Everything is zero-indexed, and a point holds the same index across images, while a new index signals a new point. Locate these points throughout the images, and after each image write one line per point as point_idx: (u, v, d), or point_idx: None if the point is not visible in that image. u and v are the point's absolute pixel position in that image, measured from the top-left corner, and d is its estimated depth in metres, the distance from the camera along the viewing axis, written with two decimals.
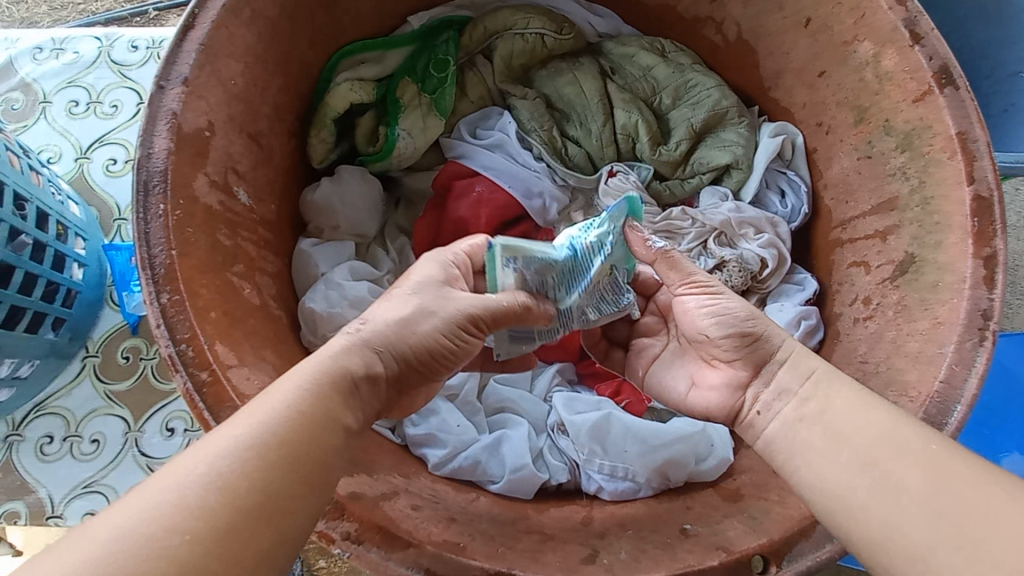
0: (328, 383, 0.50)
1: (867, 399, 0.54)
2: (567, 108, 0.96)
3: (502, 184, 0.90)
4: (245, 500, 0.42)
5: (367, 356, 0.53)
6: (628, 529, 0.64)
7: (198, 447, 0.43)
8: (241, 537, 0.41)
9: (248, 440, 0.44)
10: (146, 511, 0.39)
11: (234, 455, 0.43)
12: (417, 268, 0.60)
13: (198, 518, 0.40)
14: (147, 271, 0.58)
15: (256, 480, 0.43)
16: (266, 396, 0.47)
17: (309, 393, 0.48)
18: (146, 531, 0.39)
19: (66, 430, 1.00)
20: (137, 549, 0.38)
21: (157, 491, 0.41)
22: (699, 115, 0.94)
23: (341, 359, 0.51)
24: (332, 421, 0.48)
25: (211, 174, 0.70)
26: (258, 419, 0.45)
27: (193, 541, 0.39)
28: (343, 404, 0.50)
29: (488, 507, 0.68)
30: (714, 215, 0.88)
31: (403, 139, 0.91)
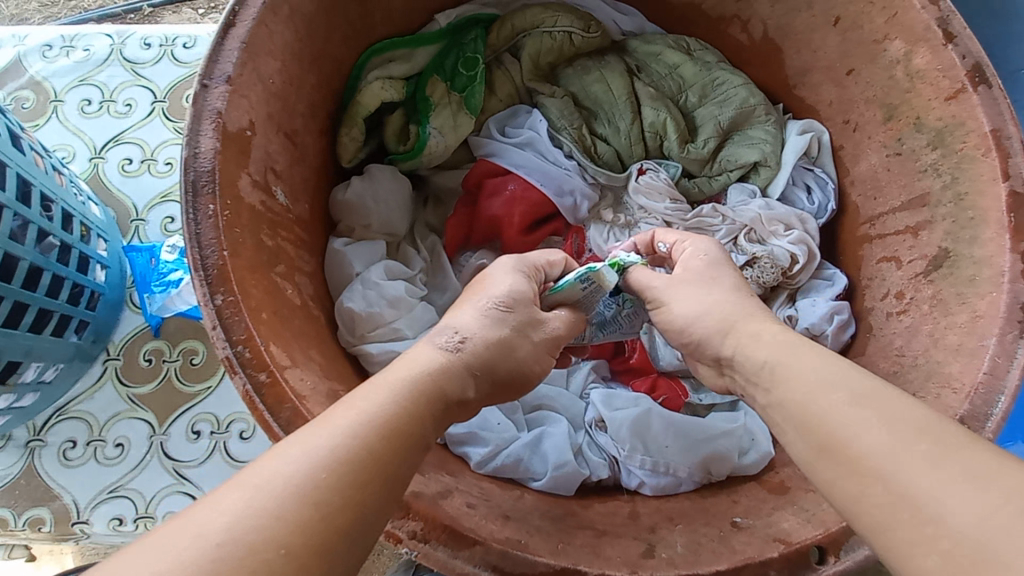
0: (423, 400, 0.48)
1: (830, 376, 0.50)
2: (594, 106, 0.97)
3: (534, 182, 0.90)
4: (343, 520, 0.39)
5: (458, 372, 0.52)
6: (679, 523, 0.64)
7: (294, 450, 0.41)
8: (335, 557, 0.38)
9: (346, 455, 0.41)
10: (243, 519, 0.36)
11: (333, 468, 0.40)
12: (497, 279, 0.61)
13: (301, 534, 0.37)
14: (200, 273, 0.58)
15: (353, 496, 0.40)
16: (366, 406, 0.45)
17: (405, 407, 0.47)
18: (248, 540, 0.36)
19: (89, 434, 0.98)
20: (235, 561, 0.35)
21: (255, 497, 0.38)
22: (726, 113, 0.94)
23: (435, 375, 0.50)
24: (423, 442, 0.47)
25: (253, 173, 0.69)
26: (358, 431, 0.43)
27: (287, 558, 0.36)
28: (437, 422, 0.49)
29: (536, 504, 0.68)
30: (745, 212, 0.89)
31: (434, 138, 0.90)
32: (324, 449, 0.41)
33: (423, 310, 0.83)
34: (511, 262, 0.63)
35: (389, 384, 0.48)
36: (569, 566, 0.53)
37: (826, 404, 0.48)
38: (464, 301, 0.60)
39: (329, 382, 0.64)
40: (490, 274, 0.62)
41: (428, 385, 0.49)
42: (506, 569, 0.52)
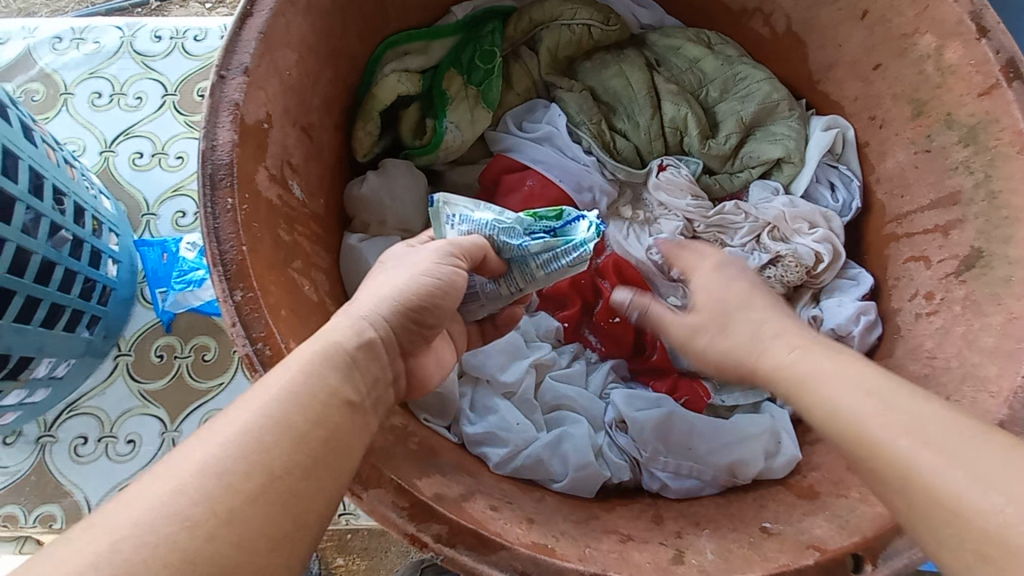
0: (320, 360, 0.49)
1: (859, 387, 0.48)
2: (613, 101, 0.95)
3: (553, 178, 0.88)
4: (247, 486, 0.40)
5: (357, 328, 0.53)
6: (706, 528, 0.63)
7: (211, 429, 0.43)
8: (246, 522, 0.39)
9: (245, 430, 0.42)
10: (173, 488, 0.39)
11: (232, 442, 0.42)
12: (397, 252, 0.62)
13: (224, 497, 0.39)
14: (219, 268, 0.56)
15: (254, 462, 0.41)
16: (263, 381, 0.46)
17: (322, 371, 0.48)
18: (151, 522, 0.37)
19: (100, 431, 0.97)
20: (145, 541, 0.37)
21: (183, 469, 0.40)
22: (748, 108, 0.92)
23: (329, 334, 0.51)
24: (327, 397, 0.47)
25: (270, 167, 0.68)
26: (254, 404, 0.44)
27: (191, 530, 0.38)
28: (355, 382, 0.50)
29: (558, 507, 0.66)
30: (768, 209, 0.87)
31: (451, 133, 0.89)
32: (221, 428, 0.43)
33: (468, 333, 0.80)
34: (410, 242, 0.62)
35: (299, 352, 0.49)
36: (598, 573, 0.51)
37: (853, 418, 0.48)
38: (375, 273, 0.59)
39: None
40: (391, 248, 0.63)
41: (337, 347, 0.50)
42: None
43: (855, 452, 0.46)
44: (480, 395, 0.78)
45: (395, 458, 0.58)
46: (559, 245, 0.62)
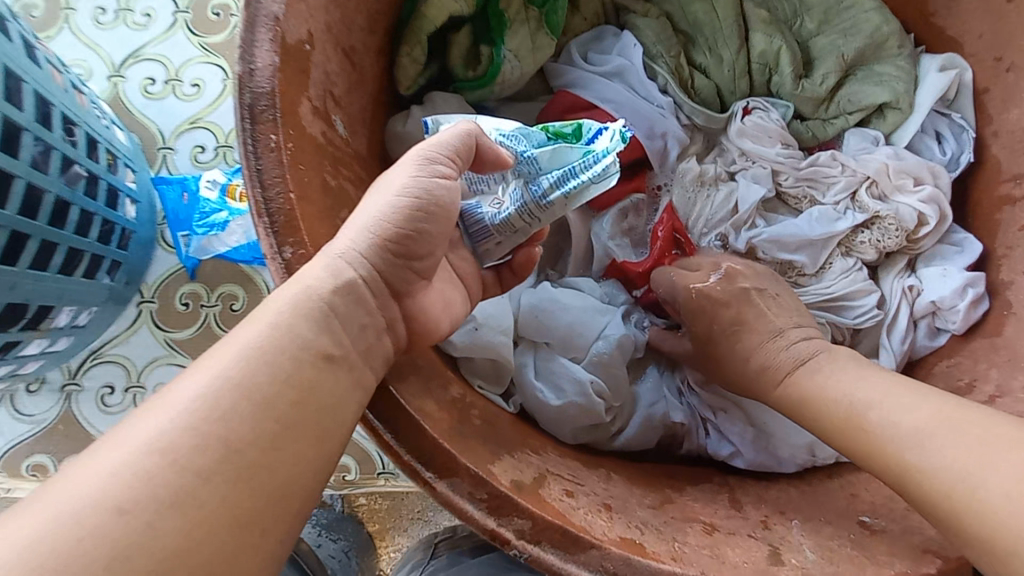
0: (291, 309, 0.43)
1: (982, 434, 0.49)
2: (693, 30, 0.82)
3: (624, 120, 0.76)
4: (201, 460, 0.36)
5: (333, 263, 0.46)
6: (794, 518, 0.58)
7: (161, 400, 0.38)
8: (198, 502, 0.35)
9: (210, 397, 0.38)
10: (126, 458, 0.35)
11: (188, 411, 0.37)
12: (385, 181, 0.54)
13: (182, 468, 0.36)
14: (263, 219, 0.48)
15: (209, 433, 0.37)
16: (234, 338, 0.42)
17: (297, 330, 0.42)
18: (92, 504, 0.33)
19: (128, 380, 0.93)
20: (83, 524, 0.33)
21: (143, 436, 0.36)
22: (852, 44, 0.80)
23: (303, 274, 0.45)
24: (300, 352, 0.42)
25: (313, 99, 0.58)
26: (218, 366, 0.40)
27: (133, 511, 0.34)
28: (335, 339, 0.44)
29: (630, 487, 0.61)
30: (869, 162, 0.76)
31: (509, 63, 0.77)
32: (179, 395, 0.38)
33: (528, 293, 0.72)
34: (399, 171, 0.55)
35: (266, 307, 0.43)
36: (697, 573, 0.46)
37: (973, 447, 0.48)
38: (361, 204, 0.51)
39: None
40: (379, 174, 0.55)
41: (313, 296, 0.44)
42: None
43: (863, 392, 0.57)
44: (541, 360, 0.71)
45: (463, 438, 0.52)
46: (563, 176, 0.53)
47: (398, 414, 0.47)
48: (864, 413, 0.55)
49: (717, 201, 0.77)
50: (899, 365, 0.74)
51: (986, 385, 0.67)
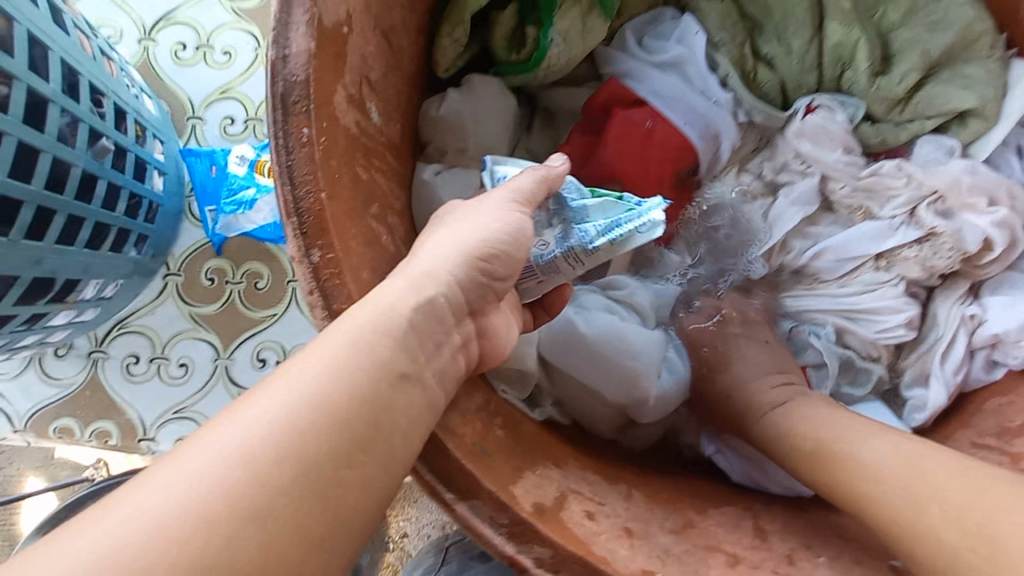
0: (374, 326, 0.41)
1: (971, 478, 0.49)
2: (760, 14, 0.74)
3: (675, 117, 0.71)
4: (276, 478, 0.33)
5: (418, 279, 0.45)
6: (821, 553, 0.55)
7: (238, 411, 0.36)
8: (270, 523, 0.33)
9: (289, 411, 0.36)
10: (195, 478, 0.32)
11: (268, 424, 0.35)
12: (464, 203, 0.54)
13: (256, 493, 0.33)
14: (293, 219, 0.46)
15: (286, 449, 0.34)
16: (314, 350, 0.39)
17: (378, 353, 0.40)
18: (161, 518, 0.31)
19: (152, 351, 0.93)
20: (152, 540, 0.30)
21: (211, 455, 0.33)
22: (939, 39, 0.71)
23: (387, 293, 0.43)
24: (381, 370, 0.39)
25: (348, 86, 0.54)
26: (299, 378, 0.37)
27: (204, 529, 0.31)
28: (411, 360, 0.41)
29: (653, 508, 0.58)
30: (941, 175, 0.70)
31: (556, 46, 0.71)
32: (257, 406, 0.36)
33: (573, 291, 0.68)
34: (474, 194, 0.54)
35: (342, 324, 0.40)
36: None
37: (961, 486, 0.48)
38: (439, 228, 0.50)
39: None
40: (449, 202, 0.56)
41: (392, 312, 0.42)
42: None
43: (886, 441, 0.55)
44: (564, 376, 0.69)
45: (487, 454, 0.50)
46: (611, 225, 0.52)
47: None
48: (857, 453, 0.54)
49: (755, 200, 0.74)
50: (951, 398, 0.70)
51: None
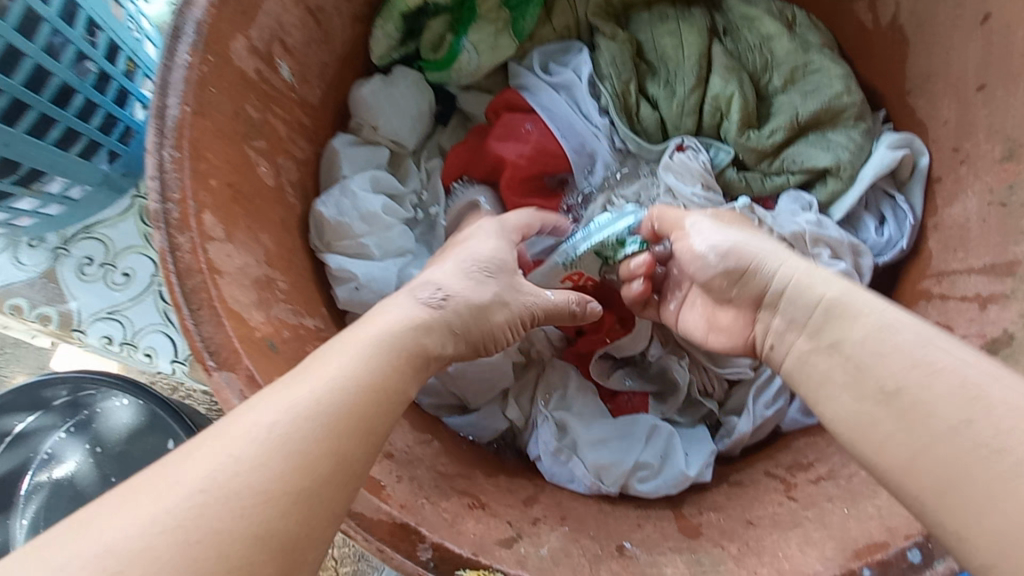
0: (404, 356, 0.48)
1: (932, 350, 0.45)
2: (658, 62, 0.84)
3: (555, 131, 0.81)
4: (300, 484, 0.38)
5: (438, 332, 0.52)
6: (567, 524, 0.59)
7: (257, 417, 0.40)
8: (291, 526, 0.37)
9: (313, 423, 0.40)
10: (229, 467, 0.37)
11: (295, 432, 0.39)
12: (480, 242, 0.63)
13: (277, 514, 0.36)
14: (157, 122, 0.58)
15: (308, 458, 0.39)
16: (337, 360, 0.45)
17: (381, 358, 0.46)
18: (213, 523, 0.35)
19: (104, 257, 1.07)
20: (197, 538, 0.34)
21: (232, 447, 0.38)
22: (810, 106, 0.79)
23: (414, 329, 0.50)
24: (399, 395, 0.46)
25: (253, 39, 0.66)
26: (322, 392, 0.42)
27: (247, 534, 0.35)
28: (408, 369, 0.48)
29: (438, 455, 0.66)
30: (787, 223, 0.75)
31: (466, 53, 0.82)
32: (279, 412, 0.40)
33: (400, 233, 0.78)
34: (495, 227, 0.66)
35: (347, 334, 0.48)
36: (410, 523, 0.50)
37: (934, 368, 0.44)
38: (450, 258, 0.60)
39: (265, 270, 0.63)
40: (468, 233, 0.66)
41: (403, 339, 0.49)
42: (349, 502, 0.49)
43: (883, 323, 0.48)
44: None
45: (272, 353, 0.57)
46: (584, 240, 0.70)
47: (209, 310, 0.53)
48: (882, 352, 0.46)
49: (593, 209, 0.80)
50: (761, 432, 0.73)
51: (823, 466, 0.63)
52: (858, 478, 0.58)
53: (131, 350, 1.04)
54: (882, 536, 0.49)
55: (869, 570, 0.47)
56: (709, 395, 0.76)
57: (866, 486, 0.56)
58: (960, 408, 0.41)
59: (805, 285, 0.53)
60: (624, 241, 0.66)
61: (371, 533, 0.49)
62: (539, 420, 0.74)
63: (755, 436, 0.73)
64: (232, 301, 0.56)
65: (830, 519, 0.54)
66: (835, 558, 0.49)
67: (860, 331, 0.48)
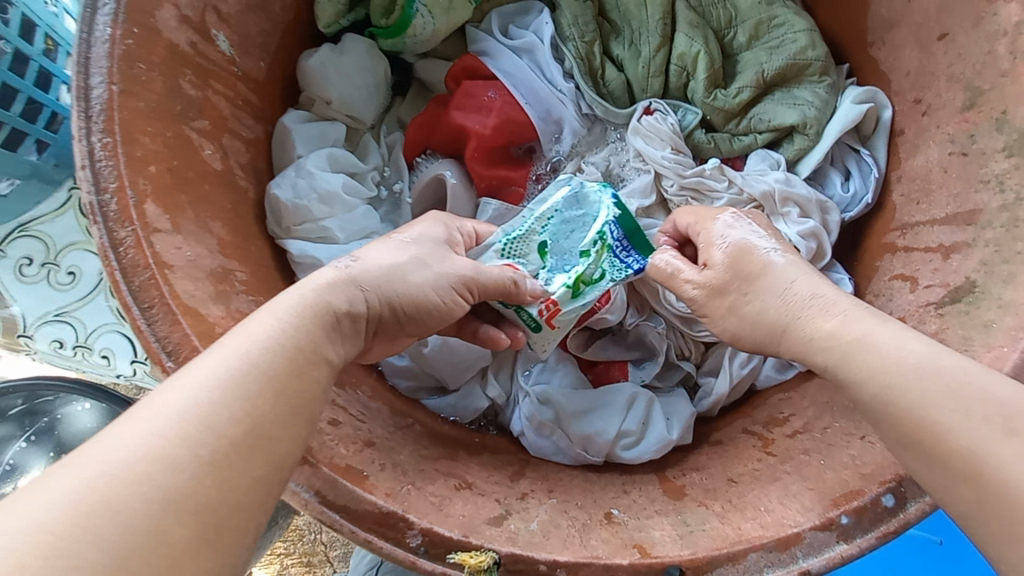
0: (311, 315, 0.46)
1: (921, 397, 0.43)
2: (621, 21, 0.81)
3: (518, 98, 0.78)
4: (187, 457, 0.36)
5: (352, 293, 0.50)
6: (554, 496, 0.59)
7: (145, 406, 0.38)
8: (175, 512, 0.34)
9: (205, 400, 0.38)
10: (126, 443, 0.35)
11: (182, 412, 0.37)
12: (411, 223, 0.60)
13: (160, 494, 0.34)
14: (82, 104, 0.53)
15: (198, 436, 0.37)
16: (241, 337, 0.43)
17: (289, 324, 0.45)
18: (81, 509, 0.32)
19: (45, 257, 0.98)
20: (59, 529, 0.31)
21: (124, 426, 0.36)
22: (774, 62, 0.78)
23: (324, 292, 0.48)
24: (304, 361, 0.44)
25: (182, 7, 0.60)
26: (216, 370, 0.40)
27: (121, 522, 0.32)
28: (321, 333, 0.46)
29: (419, 438, 0.64)
30: (758, 183, 0.74)
31: (420, 17, 0.77)
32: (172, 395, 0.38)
33: (363, 212, 0.75)
34: (438, 216, 0.61)
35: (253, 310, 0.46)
36: (396, 511, 0.48)
37: (918, 408, 0.43)
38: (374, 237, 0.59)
39: (220, 261, 0.59)
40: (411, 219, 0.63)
41: (310, 305, 0.47)
42: (331, 497, 0.48)
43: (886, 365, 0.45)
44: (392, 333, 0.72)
45: None
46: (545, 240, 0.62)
47: (161, 307, 0.50)
48: (885, 391, 0.45)
49: (563, 179, 0.78)
50: (737, 391, 0.74)
51: (798, 420, 0.64)
52: (832, 429, 0.59)
53: (86, 352, 0.99)
54: (858, 484, 0.51)
55: (846, 517, 0.49)
56: (686, 358, 0.76)
57: (840, 436, 0.58)
58: (913, 426, 0.43)
59: (806, 297, 0.52)
60: (574, 265, 0.60)
61: (357, 524, 0.47)
62: (522, 395, 0.74)
63: (732, 396, 0.74)
64: (185, 296, 0.52)
65: (808, 471, 0.56)
66: (814, 508, 0.51)
67: (874, 379, 0.45)
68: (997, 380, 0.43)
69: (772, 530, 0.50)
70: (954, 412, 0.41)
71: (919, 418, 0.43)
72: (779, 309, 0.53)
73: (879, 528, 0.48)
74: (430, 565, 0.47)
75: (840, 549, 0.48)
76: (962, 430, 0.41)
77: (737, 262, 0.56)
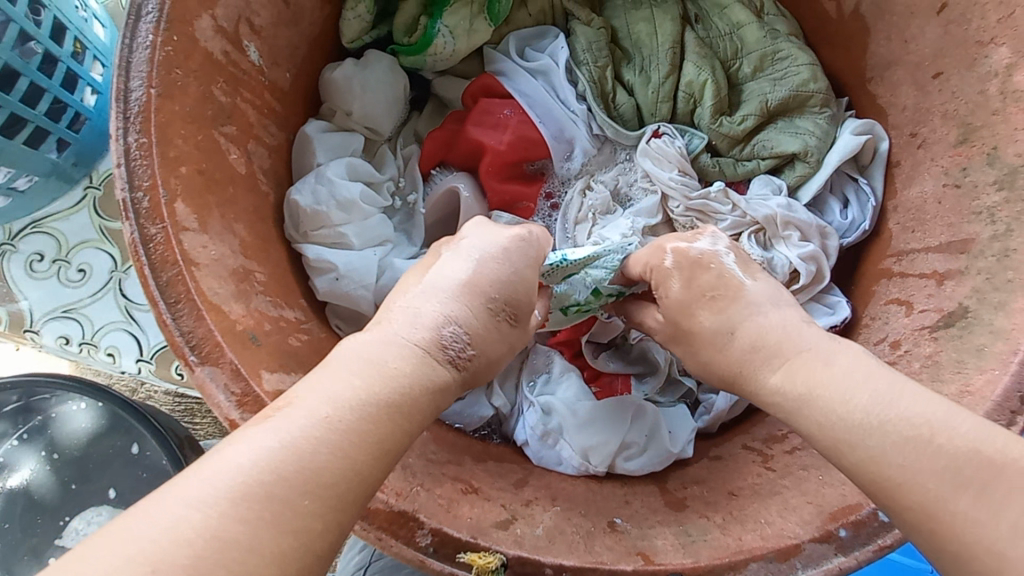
0: (410, 417, 0.44)
1: (876, 444, 0.43)
2: (633, 48, 0.85)
3: (533, 117, 0.81)
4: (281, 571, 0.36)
5: (449, 385, 0.47)
6: (558, 504, 0.60)
7: (245, 497, 0.37)
8: None
9: (303, 510, 0.38)
10: (228, 545, 0.35)
11: (282, 523, 0.37)
12: (507, 258, 0.52)
13: None
14: (121, 106, 0.56)
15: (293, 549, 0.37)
16: (343, 432, 0.41)
17: (388, 425, 0.42)
18: None
19: (57, 253, 1.01)
20: None
21: (207, 530, 0.35)
22: (778, 93, 0.81)
23: (426, 388, 0.45)
24: (393, 465, 0.43)
25: (219, 18, 0.63)
26: (316, 480, 0.38)
27: None
28: (411, 428, 0.44)
29: (426, 443, 0.65)
30: (760, 208, 0.77)
31: (442, 37, 0.80)
32: (273, 496, 0.37)
33: (379, 221, 0.77)
34: (535, 249, 0.55)
35: (328, 383, 0.42)
36: (408, 511, 0.50)
37: (874, 454, 0.43)
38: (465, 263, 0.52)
39: (242, 261, 0.61)
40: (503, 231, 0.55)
41: (410, 401, 0.44)
42: None
43: (841, 408, 0.45)
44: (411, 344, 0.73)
45: (253, 344, 0.55)
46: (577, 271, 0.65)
47: (187, 303, 0.52)
48: (847, 437, 0.44)
49: (573, 196, 0.81)
50: (738, 408, 0.75)
51: (796, 437, 0.66)
52: None
53: (92, 350, 0.99)
54: (855, 498, 0.53)
55: (844, 530, 0.50)
56: (687, 374, 0.78)
57: None
58: (866, 469, 0.43)
59: (752, 344, 0.52)
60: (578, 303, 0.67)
61: (369, 522, 0.49)
62: (526, 406, 0.75)
63: (732, 412, 0.76)
64: (209, 293, 0.54)
65: (807, 486, 0.58)
66: (813, 521, 0.52)
67: (832, 422, 0.45)
68: (967, 426, 0.42)
69: (773, 541, 0.51)
70: (903, 460, 0.41)
71: (874, 466, 0.42)
72: (726, 366, 0.53)
73: (875, 542, 0.49)
74: (438, 565, 0.49)
75: (838, 562, 0.49)
76: (916, 483, 0.41)
77: (684, 301, 0.56)
